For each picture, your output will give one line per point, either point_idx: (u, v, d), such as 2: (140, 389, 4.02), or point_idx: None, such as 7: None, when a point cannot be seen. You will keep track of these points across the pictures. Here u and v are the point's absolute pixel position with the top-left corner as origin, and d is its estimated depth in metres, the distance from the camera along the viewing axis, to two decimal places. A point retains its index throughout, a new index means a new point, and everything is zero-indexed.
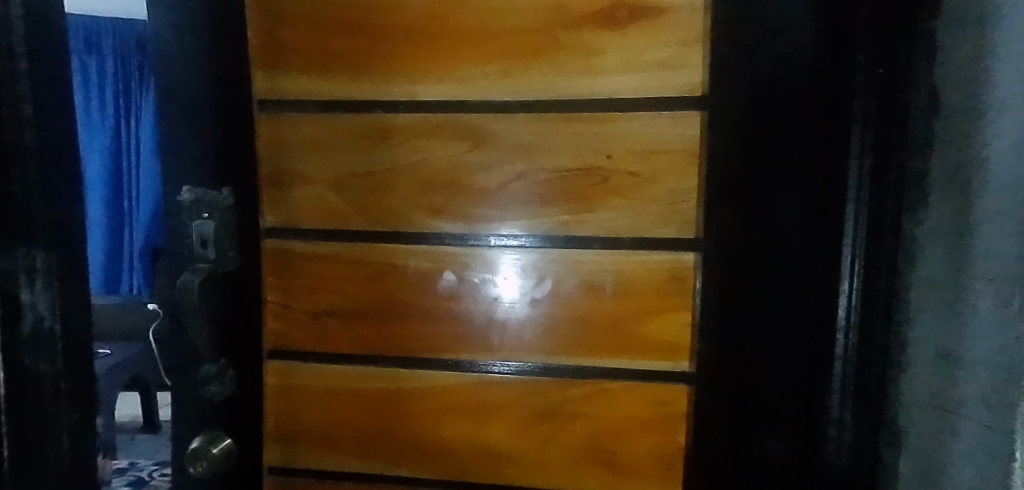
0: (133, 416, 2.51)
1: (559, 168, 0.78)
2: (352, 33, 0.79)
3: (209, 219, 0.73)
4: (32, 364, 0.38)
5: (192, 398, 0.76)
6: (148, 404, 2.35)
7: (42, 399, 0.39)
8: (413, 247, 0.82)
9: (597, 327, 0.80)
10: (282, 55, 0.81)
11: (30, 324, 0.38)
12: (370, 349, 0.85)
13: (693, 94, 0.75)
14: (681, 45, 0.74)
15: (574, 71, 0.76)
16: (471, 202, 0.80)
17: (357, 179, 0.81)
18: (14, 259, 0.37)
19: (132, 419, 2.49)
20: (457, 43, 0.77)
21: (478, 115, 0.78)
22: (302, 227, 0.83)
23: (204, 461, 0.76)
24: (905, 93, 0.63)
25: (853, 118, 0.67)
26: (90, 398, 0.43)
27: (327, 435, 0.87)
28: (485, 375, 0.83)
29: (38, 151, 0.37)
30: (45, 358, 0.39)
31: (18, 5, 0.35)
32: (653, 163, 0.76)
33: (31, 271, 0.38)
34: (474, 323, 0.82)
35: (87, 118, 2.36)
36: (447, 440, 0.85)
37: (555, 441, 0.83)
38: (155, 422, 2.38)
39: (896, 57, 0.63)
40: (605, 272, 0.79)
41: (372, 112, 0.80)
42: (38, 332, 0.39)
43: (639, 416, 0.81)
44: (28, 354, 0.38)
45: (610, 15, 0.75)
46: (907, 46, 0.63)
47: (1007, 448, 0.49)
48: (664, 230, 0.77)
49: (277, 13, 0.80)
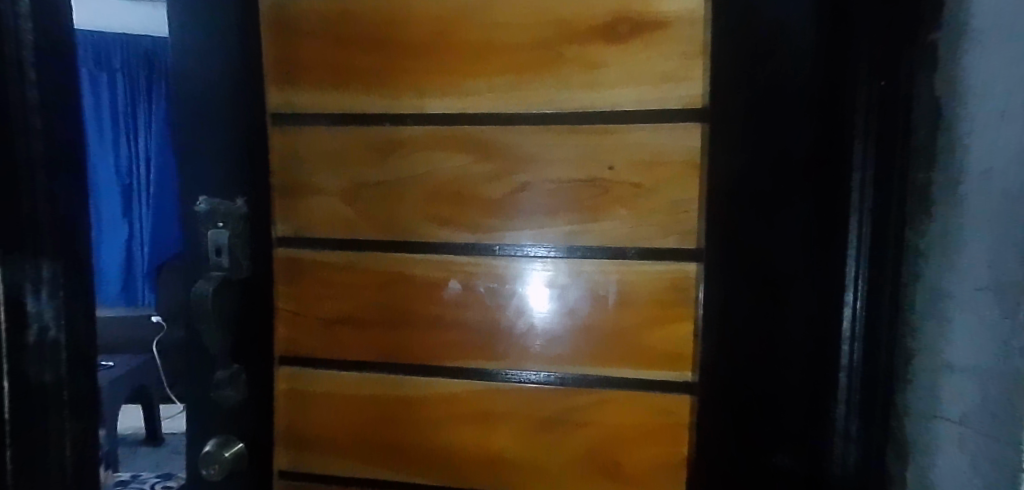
0: (133, 429, 2.53)
1: (563, 178, 0.79)
2: (362, 49, 0.82)
3: (224, 228, 0.76)
4: (36, 374, 0.39)
5: (208, 403, 0.79)
6: (149, 417, 2.37)
7: (47, 409, 0.40)
8: (421, 256, 0.83)
9: (601, 337, 0.81)
10: (295, 71, 0.83)
11: (35, 334, 0.39)
12: (379, 355, 0.86)
13: (693, 106, 0.76)
14: (682, 58, 0.75)
15: (576, 85, 0.78)
16: (477, 213, 0.81)
17: (367, 190, 0.84)
18: (21, 271, 0.38)
19: (132, 432, 2.50)
20: (462, 56, 0.79)
21: (484, 126, 0.80)
22: (312, 237, 0.85)
23: (216, 465, 0.77)
24: None
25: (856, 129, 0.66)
26: (95, 411, 0.43)
27: (336, 439, 0.89)
28: (491, 383, 0.83)
29: (44, 158, 0.38)
30: (49, 368, 0.39)
31: (29, 19, 0.37)
32: (654, 175, 0.77)
33: (38, 280, 0.39)
34: (480, 331, 0.83)
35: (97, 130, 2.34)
36: (452, 448, 0.86)
37: (559, 451, 0.83)
38: (156, 436, 2.41)
39: None
40: (608, 283, 0.80)
41: (382, 124, 0.83)
42: (43, 342, 0.39)
43: (643, 425, 0.81)
44: (33, 364, 0.39)
45: (612, 30, 0.76)
46: None
47: (1014, 455, 0.50)
48: (667, 239, 0.78)
49: (290, 30, 0.83)
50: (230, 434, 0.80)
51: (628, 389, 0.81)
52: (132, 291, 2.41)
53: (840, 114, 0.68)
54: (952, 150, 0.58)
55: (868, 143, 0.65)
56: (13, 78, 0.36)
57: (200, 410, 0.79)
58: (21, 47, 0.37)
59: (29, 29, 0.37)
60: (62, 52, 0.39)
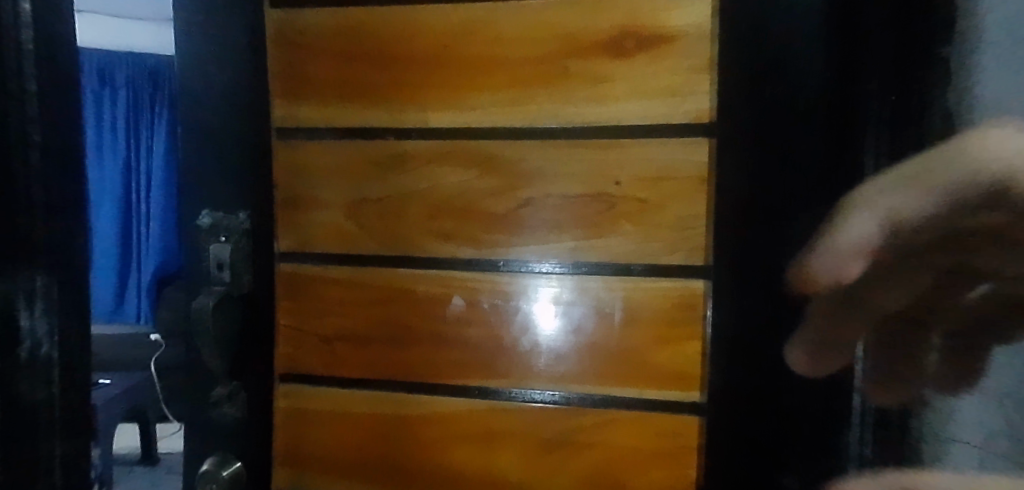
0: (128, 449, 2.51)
1: (568, 193, 0.77)
2: (368, 63, 0.82)
3: (226, 243, 0.77)
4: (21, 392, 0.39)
5: (206, 421, 0.79)
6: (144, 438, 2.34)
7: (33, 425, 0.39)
8: (424, 272, 0.82)
9: (608, 356, 0.78)
10: (301, 84, 0.83)
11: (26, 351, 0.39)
12: (379, 373, 0.85)
13: (701, 121, 0.74)
14: (689, 72, 0.74)
15: (581, 99, 0.76)
16: (482, 228, 0.80)
17: (370, 204, 0.83)
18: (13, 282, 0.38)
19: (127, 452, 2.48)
20: (469, 71, 0.79)
21: (486, 140, 0.79)
22: (316, 252, 0.85)
23: (215, 484, 0.78)
24: (918, 124, 0.65)
25: (866, 150, 0.67)
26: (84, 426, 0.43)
27: (336, 459, 0.87)
28: (497, 401, 0.81)
29: (40, 168, 0.39)
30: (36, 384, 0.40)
31: (29, 27, 0.38)
32: (662, 190, 0.75)
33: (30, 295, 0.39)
34: (482, 349, 0.81)
35: (99, 146, 2.40)
36: (453, 468, 0.84)
37: (562, 472, 0.81)
38: (150, 456, 2.35)
39: (911, 88, 0.65)
40: (614, 300, 0.78)
41: (386, 138, 0.82)
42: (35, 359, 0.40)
43: (647, 447, 0.79)
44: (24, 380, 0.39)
45: (620, 44, 0.76)
46: (920, 77, 0.64)
47: None
48: (672, 255, 0.76)
49: (295, 44, 0.83)
50: (232, 450, 0.81)
51: (629, 408, 0.79)
52: (128, 307, 2.47)
53: (854, 130, 0.67)
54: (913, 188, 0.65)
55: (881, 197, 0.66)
56: (13, 89, 0.37)
57: (199, 427, 0.79)
58: (21, 57, 0.37)
59: (29, 36, 0.38)
60: (63, 69, 0.40)
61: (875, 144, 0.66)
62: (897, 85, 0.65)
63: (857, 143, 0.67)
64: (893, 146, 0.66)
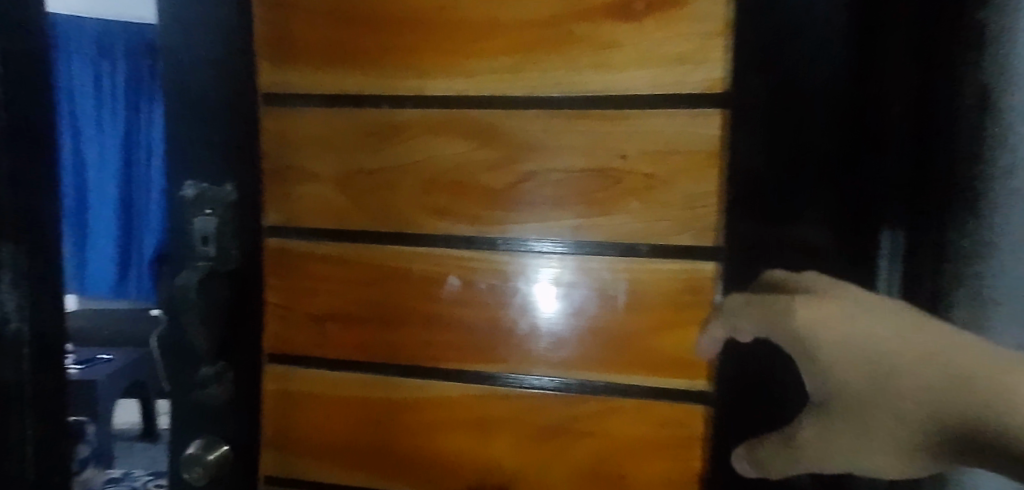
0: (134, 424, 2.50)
1: (571, 167, 0.72)
2: (359, 25, 0.76)
3: (211, 215, 0.74)
4: None
5: (194, 401, 0.78)
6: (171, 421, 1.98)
7: None
8: (418, 250, 0.77)
9: (610, 342, 0.74)
10: (288, 48, 0.78)
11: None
12: (370, 355, 0.81)
13: (714, 91, 0.67)
14: (702, 37, 0.67)
15: (586, 66, 0.70)
16: (478, 204, 0.75)
17: (362, 177, 0.78)
18: None
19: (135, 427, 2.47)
20: (465, 35, 0.73)
21: (483, 110, 0.74)
22: (305, 227, 0.81)
23: (200, 468, 0.77)
24: (945, 116, 0.61)
25: (890, 145, 0.63)
26: None
27: (326, 443, 0.84)
28: (493, 387, 0.77)
29: None
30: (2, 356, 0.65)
31: None
32: (671, 165, 0.69)
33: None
34: (478, 333, 0.77)
35: None
36: (445, 455, 0.80)
37: (560, 462, 0.77)
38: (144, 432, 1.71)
39: (937, 79, 0.61)
40: (618, 283, 0.73)
41: (378, 107, 0.77)
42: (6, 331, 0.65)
43: (650, 438, 0.74)
44: None
45: (627, 6, 0.69)
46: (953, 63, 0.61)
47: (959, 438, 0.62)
48: (680, 235, 0.70)
49: (282, 4, 0.78)
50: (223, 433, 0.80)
51: (633, 397, 0.74)
52: None
53: (873, 119, 0.64)
54: (945, 234, 0.62)
55: (895, 261, 0.64)
56: None
57: (186, 409, 0.79)
58: None
59: None
60: None
61: (900, 136, 0.63)
62: (922, 73, 0.62)
63: (881, 202, 0.64)
64: (918, 142, 0.63)
